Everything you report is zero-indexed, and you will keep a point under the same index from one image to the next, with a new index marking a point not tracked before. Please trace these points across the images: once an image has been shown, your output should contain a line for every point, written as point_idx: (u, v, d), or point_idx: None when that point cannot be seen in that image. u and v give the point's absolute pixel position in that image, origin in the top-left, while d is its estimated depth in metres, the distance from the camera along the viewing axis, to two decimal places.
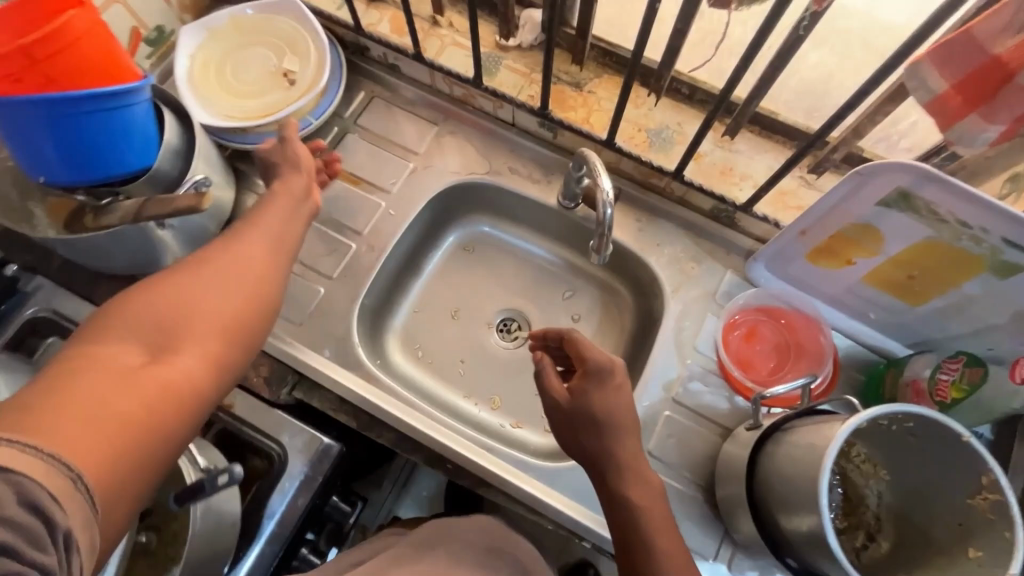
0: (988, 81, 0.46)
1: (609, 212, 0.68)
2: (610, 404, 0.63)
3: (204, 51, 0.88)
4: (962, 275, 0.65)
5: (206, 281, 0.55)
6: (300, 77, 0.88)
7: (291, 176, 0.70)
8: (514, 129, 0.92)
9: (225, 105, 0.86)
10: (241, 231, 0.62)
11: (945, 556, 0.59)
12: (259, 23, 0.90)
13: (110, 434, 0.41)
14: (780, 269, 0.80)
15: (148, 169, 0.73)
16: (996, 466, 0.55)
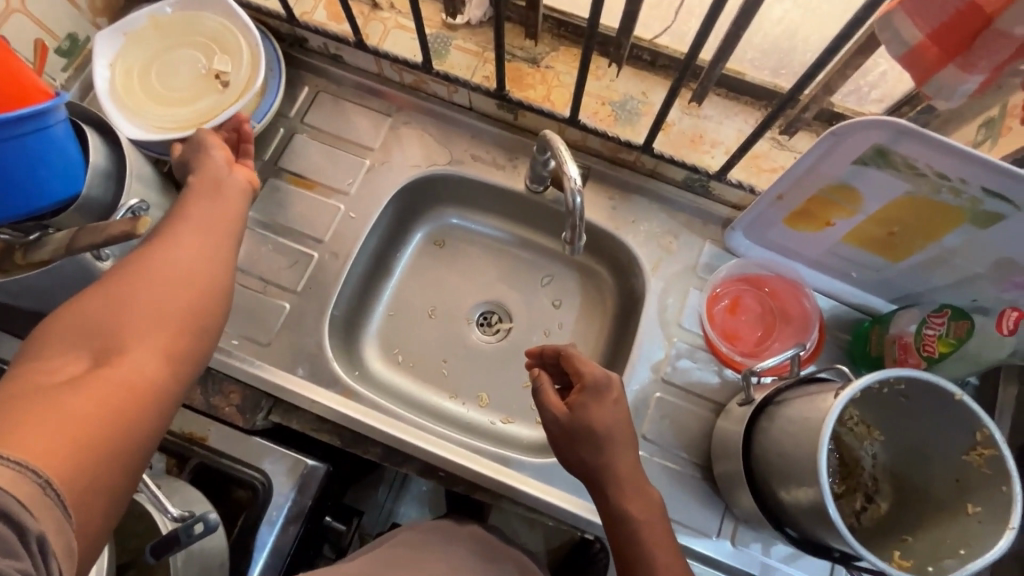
0: (966, 27, 0.44)
1: (579, 199, 0.64)
2: (609, 418, 0.63)
3: (124, 56, 0.80)
4: (942, 228, 0.63)
5: (141, 274, 0.51)
6: (234, 78, 0.80)
7: (209, 158, 0.65)
8: (471, 113, 0.87)
9: (153, 113, 0.78)
10: (174, 219, 0.58)
11: (945, 512, 0.59)
12: (184, 23, 0.82)
13: (64, 436, 0.39)
14: (758, 236, 0.78)
15: (77, 197, 0.66)
16: (990, 421, 0.54)
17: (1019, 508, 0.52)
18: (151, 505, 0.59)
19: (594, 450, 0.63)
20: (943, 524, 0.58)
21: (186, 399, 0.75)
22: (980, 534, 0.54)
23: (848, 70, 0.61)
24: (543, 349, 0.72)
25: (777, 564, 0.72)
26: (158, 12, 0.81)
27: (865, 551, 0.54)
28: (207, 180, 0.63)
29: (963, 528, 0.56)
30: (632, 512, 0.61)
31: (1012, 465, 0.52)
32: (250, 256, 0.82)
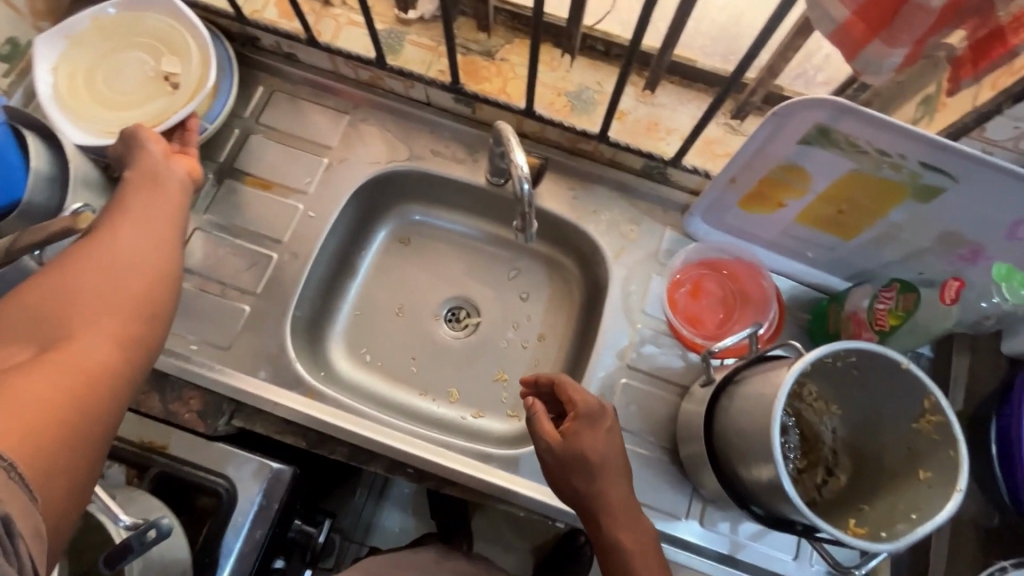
0: (887, 3, 0.44)
1: (527, 187, 0.64)
2: (603, 448, 0.63)
3: (68, 59, 0.78)
4: (887, 205, 0.65)
5: (83, 264, 0.50)
6: (184, 79, 0.78)
7: (145, 150, 0.63)
8: (429, 108, 0.87)
9: (99, 117, 0.76)
10: (111, 212, 0.56)
11: (899, 479, 0.61)
12: (130, 22, 0.80)
13: (20, 417, 0.38)
14: (716, 220, 0.79)
15: (17, 203, 0.65)
16: (936, 389, 0.56)
17: (966, 472, 0.54)
18: (100, 513, 0.58)
19: (588, 479, 0.62)
20: (897, 491, 0.60)
21: (143, 407, 0.74)
22: (930, 498, 0.56)
23: (789, 51, 0.62)
24: (542, 378, 0.70)
25: (746, 543, 0.73)
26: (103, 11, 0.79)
27: (819, 519, 0.55)
28: (143, 171, 0.61)
29: (915, 494, 0.58)
30: (625, 542, 0.61)
31: (958, 431, 0.54)
32: (207, 260, 0.80)
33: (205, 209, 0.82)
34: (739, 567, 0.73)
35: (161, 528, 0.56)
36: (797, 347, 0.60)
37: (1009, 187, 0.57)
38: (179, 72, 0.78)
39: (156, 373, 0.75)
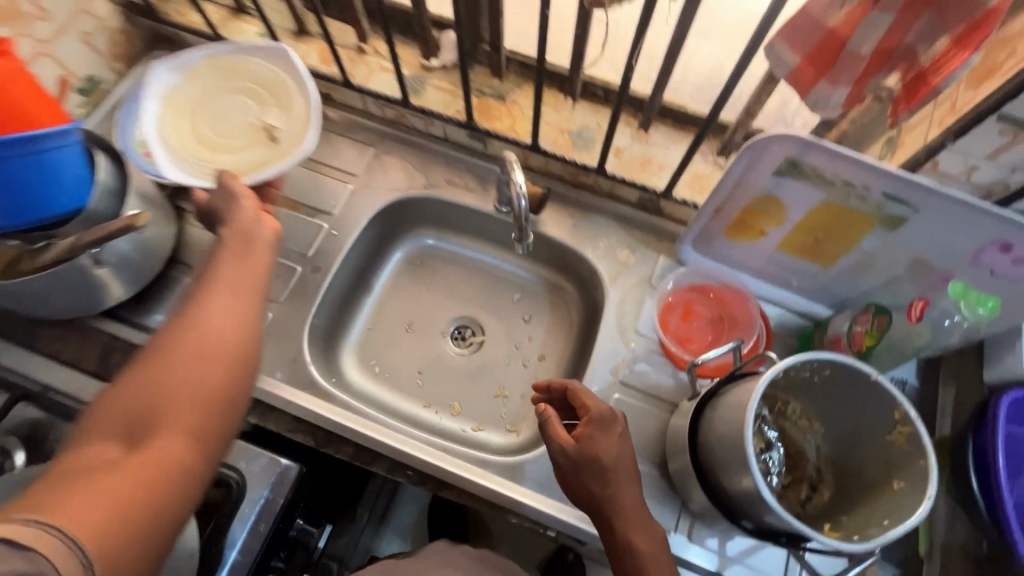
0: (830, 51, 0.50)
1: (523, 204, 0.73)
2: (616, 450, 0.67)
3: (180, 98, 0.88)
4: (859, 232, 0.70)
5: (178, 337, 0.53)
6: (280, 128, 0.87)
7: (239, 211, 0.65)
8: (446, 143, 0.97)
9: (193, 152, 0.85)
10: (204, 281, 0.59)
11: (878, 492, 0.62)
12: (240, 69, 0.89)
13: (100, 515, 0.41)
14: (706, 248, 0.85)
15: (81, 210, 0.73)
16: (905, 400, 0.59)
17: (936, 479, 0.56)
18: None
19: (603, 482, 0.67)
20: (875, 502, 0.62)
21: None
22: (903, 506, 0.58)
23: (762, 96, 0.70)
24: (558, 385, 0.76)
25: (733, 560, 0.74)
26: (219, 58, 0.89)
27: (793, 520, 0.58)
28: (235, 234, 0.63)
29: (891, 503, 0.59)
30: (638, 543, 0.65)
31: (926, 440, 0.57)
32: None
33: None
34: None
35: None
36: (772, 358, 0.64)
37: (965, 216, 0.62)
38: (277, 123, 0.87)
39: None
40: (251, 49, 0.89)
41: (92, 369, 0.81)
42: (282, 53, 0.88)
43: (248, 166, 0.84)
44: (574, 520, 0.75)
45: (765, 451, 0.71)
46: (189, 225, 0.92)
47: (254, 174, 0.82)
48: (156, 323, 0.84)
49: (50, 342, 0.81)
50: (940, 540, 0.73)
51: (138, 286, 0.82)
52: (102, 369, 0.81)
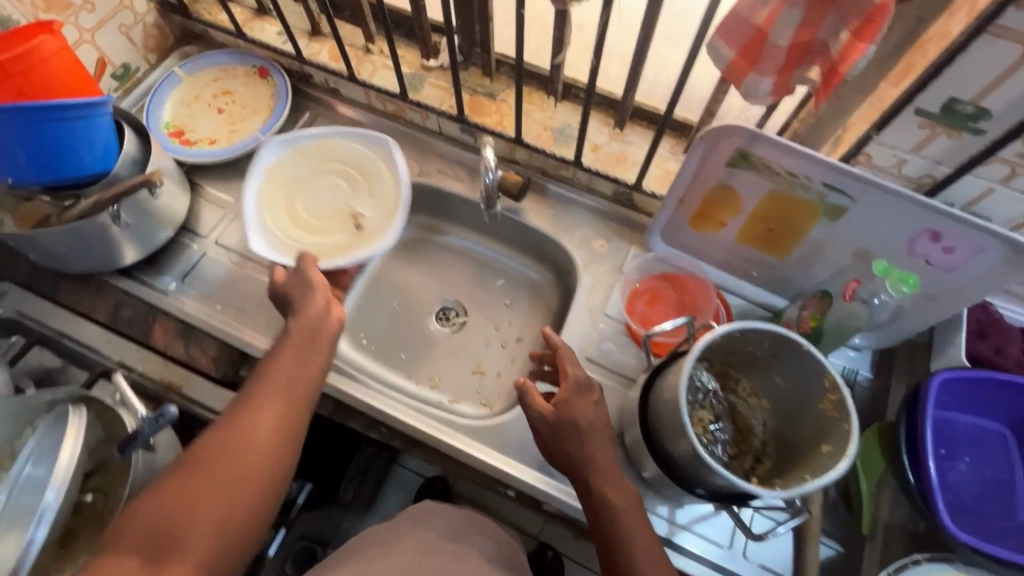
0: (759, 45, 0.56)
1: (491, 177, 0.82)
2: (590, 412, 0.72)
3: (281, 170, 0.92)
4: (807, 222, 0.76)
5: (222, 451, 0.61)
6: (367, 219, 0.90)
7: (310, 302, 0.74)
8: (441, 137, 1.05)
9: (282, 225, 0.88)
10: (255, 393, 0.67)
11: (810, 457, 0.67)
12: (345, 152, 0.94)
13: None
14: (673, 239, 0.91)
15: (106, 174, 0.82)
16: (834, 369, 0.64)
17: (856, 440, 0.60)
18: (121, 407, 0.72)
19: (569, 435, 0.71)
20: (807, 466, 0.66)
21: (170, 351, 0.86)
22: (827, 466, 0.62)
23: (719, 94, 0.77)
24: (555, 341, 0.80)
25: (682, 527, 0.78)
26: (327, 141, 0.94)
27: (725, 472, 0.63)
28: (296, 333, 0.71)
29: (819, 466, 0.64)
30: (613, 499, 0.69)
31: (850, 405, 0.62)
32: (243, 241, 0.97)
33: None
34: (675, 551, 0.77)
35: (169, 415, 0.63)
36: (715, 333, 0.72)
37: (897, 206, 0.68)
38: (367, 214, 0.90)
39: (184, 325, 0.89)
40: (361, 137, 0.93)
41: (104, 321, 0.88)
42: (389, 147, 0.92)
43: (328, 251, 0.87)
44: (537, 481, 0.80)
45: (713, 424, 0.76)
46: (201, 200, 1.00)
47: (332, 260, 0.84)
48: (165, 285, 0.92)
49: (68, 294, 0.90)
50: (883, 521, 0.76)
51: (148, 248, 0.90)
52: (112, 321, 0.88)
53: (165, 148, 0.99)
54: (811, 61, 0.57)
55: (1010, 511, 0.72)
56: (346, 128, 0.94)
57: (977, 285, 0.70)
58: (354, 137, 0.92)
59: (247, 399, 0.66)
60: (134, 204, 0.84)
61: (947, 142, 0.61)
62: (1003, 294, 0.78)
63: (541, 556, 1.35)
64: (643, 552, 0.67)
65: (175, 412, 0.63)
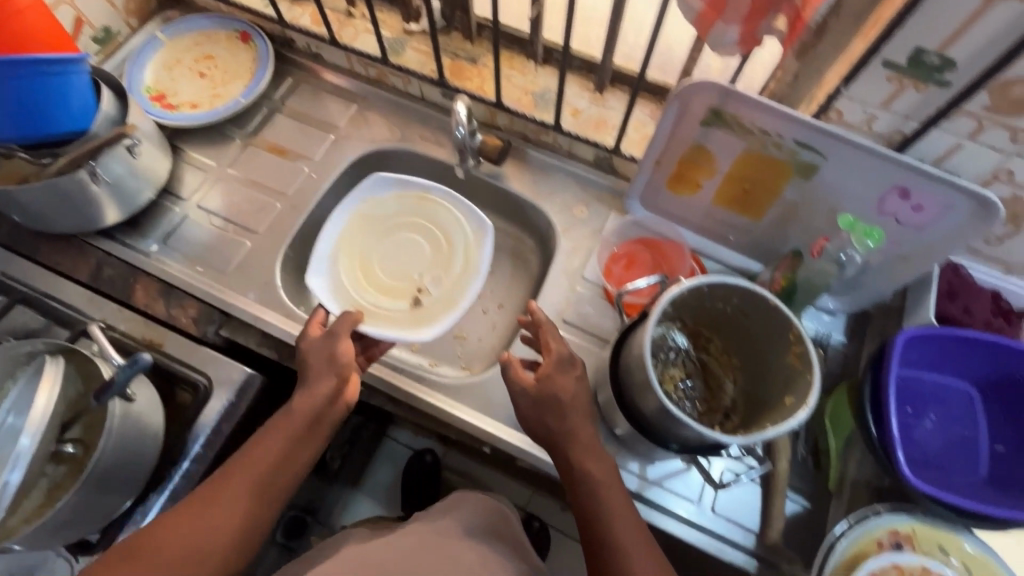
0: None
1: (461, 132, 0.85)
2: (572, 387, 0.73)
3: (375, 215, 0.96)
4: (781, 182, 0.76)
5: (193, 531, 0.66)
6: (427, 299, 0.93)
7: (321, 383, 0.74)
8: (423, 102, 1.05)
9: (352, 271, 0.93)
10: (238, 473, 0.69)
11: (774, 410, 0.68)
12: (441, 213, 0.96)
13: None
14: (651, 203, 0.92)
15: (83, 133, 0.82)
16: (799, 322, 0.65)
17: (817, 389, 0.61)
18: (97, 358, 0.72)
19: (544, 393, 0.72)
20: (771, 418, 0.67)
21: (150, 310, 0.87)
22: (787, 416, 0.63)
23: (695, 53, 0.77)
24: (540, 317, 0.78)
25: (652, 483, 0.79)
26: (430, 198, 0.96)
27: (692, 423, 0.63)
28: (297, 417, 0.73)
29: (781, 417, 0.65)
30: (595, 473, 0.70)
31: (813, 356, 0.63)
32: (224, 204, 0.97)
33: (228, 164, 1.01)
34: (646, 505, 0.78)
35: (142, 361, 0.66)
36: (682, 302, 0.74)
37: (867, 162, 0.68)
38: (429, 297, 0.93)
39: (166, 286, 0.89)
40: (465, 211, 0.95)
41: (85, 281, 0.89)
42: (485, 232, 0.94)
43: (380, 315, 0.90)
44: (512, 438, 0.82)
45: (684, 381, 0.77)
46: (183, 164, 1.01)
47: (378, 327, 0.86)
48: (147, 246, 0.93)
49: (51, 254, 0.91)
50: (850, 478, 0.78)
51: (129, 209, 0.90)
52: (93, 281, 0.89)
53: (146, 110, 0.99)
54: (779, 9, 0.58)
55: (972, 465, 0.73)
56: (451, 191, 0.96)
57: (945, 242, 0.71)
58: (455, 207, 0.94)
59: (230, 480, 0.69)
60: (113, 161, 0.84)
61: (914, 96, 0.62)
62: (974, 256, 0.79)
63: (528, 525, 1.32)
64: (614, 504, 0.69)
65: (149, 358, 0.66)
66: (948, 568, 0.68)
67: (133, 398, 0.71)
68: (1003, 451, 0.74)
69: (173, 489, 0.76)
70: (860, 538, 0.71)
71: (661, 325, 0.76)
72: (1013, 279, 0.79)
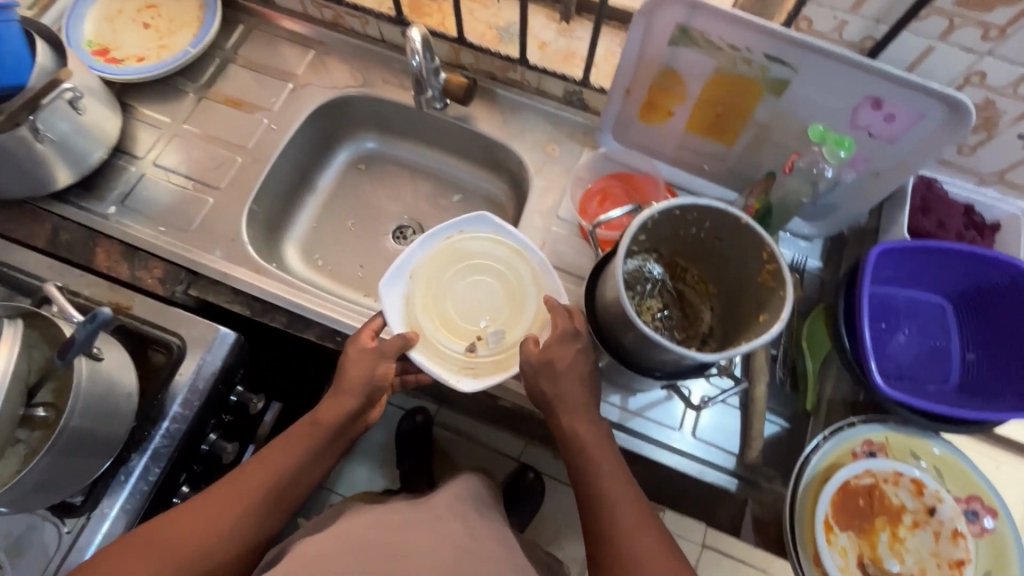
0: None
1: (417, 60, 0.82)
2: (568, 355, 0.68)
3: (466, 249, 0.80)
4: (752, 101, 0.74)
5: (203, 526, 0.63)
6: (480, 347, 0.77)
7: (345, 399, 0.72)
8: (383, 44, 1.00)
9: (427, 297, 0.78)
10: (264, 457, 0.70)
11: (750, 331, 0.68)
12: (528, 262, 0.80)
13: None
14: (623, 135, 0.89)
15: (22, 88, 0.75)
16: (770, 239, 0.64)
17: (789, 304, 0.61)
18: (58, 318, 0.70)
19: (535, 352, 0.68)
20: (748, 338, 0.67)
21: (115, 272, 0.84)
22: (761, 333, 0.63)
23: None
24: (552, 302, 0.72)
25: (635, 413, 0.79)
26: (524, 254, 0.80)
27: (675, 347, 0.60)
28: (323, 428, 0.72)
29: (756, 336, 0.65)
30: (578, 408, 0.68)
31: (785, 272, 0.62)
32: (183, 161, 0.93)
33: (183, 120, 0.96)
34: (632, 437, 0.78)
35: (103, 317, 0.64)
36: (656, 234, 0.72)
37: (839, 72, 0.66)
38: (485, 351, 0.77)
39: (128, 247, 0.86)
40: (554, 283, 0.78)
41: (42, 246, 0.85)
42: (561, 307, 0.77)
43: (432, 348, 0.75)
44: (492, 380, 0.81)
45: (661, 311, 0.77)
46: (135, 120, 0.96)
47: (421, 360, 0.73)
48: (104, 209, 0.89)
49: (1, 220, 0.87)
50: (826, 397, 0.79)
51: (80, 168, 0.86)
52: (51, 246, 0.85)
53: (89, 65, 0.92)
54: None
55: (944, 374, 0.76)
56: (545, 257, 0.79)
57: (920, 152, 0.70)
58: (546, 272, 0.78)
59: (252, 469, 0.69)
60: (56, 118, 0.79)
61: None
62: (947, 167, 0.78)
63: (521, 477, 1.30)
64: (610, 477, 0.65)
65: (109, 312, 0.64)
66: (917, 470, 0.73)
67: (101, 358, 0.69)
68: (974, 358, 0.76)
69: (155, 449, 0.76)
70: (834, 451, 0.74)
71: (637, 257, 0.74)
72: (987, 190, 0.79)
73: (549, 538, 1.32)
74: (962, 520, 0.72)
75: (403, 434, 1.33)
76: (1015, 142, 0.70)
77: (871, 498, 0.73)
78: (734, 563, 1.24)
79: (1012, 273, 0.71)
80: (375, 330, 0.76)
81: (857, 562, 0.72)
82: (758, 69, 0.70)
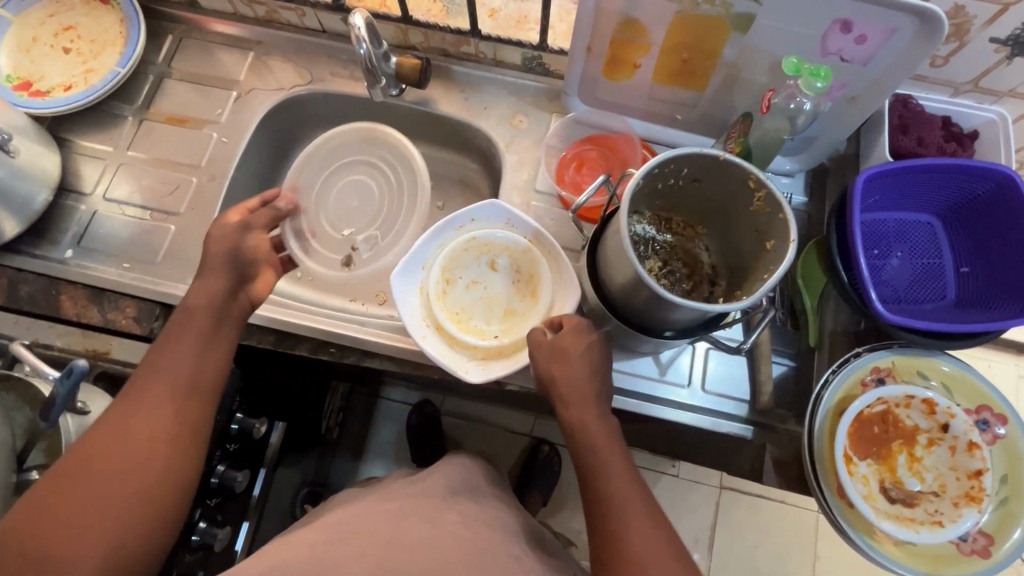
0: None
1: (365, 48, 0.79)
2: (579, 347, 0.65)
3: (476, 238, 0.78)
4: (719, 42, 0.71)
5: (123, 418, 0.58)
6: (458, 299, 0.78)
7: (209, 281, 0.66)
8: (325, 35, 0.95)
9: (313, 215, 0.88)
10: (161, 343, 0.63)
11: (760, 260, 0.66)
12: (404, 162, 0.89)
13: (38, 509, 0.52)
14: (590, 96, 0.86)
15: None
16: (754, 166, 0.62)
17: (793, 220, 0.59)
18: (33, 375, 0.66)
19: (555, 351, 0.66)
20: (762, 268, 0.65)
21: (85, 319, 0.78)
22: (778, 261, 0.61)
23: None
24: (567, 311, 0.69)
25: (642, 376, 0.78)
26: (536, 241, 0.77)
27: (689, 301, 0.57)
28: (201, 312, 0.65)
29: (771, 263, 0.64)
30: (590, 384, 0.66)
31: (780, 195, 0.60)
32: (134, 189, 0.88)
33: (127, 147, 0.90)
34: (644, 401, 0.77)
35: (80, 369, 0.60)
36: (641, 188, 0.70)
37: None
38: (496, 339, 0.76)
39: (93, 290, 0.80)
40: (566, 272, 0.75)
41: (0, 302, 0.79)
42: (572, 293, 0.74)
43: (445, 338, 0.75)
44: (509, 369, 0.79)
45: (662, 269, 0.75)
46: (75, 154, 0.89)
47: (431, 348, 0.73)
48: (61, 253, 0.84)
49: None
50: (828, 328, 0.79)
51: (24, 214, 0.80)
52: (11, 301, 0.79)
53: (14, 103, 0.86)
54: None
55: (940, 292, 0.76)
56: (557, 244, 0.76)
57: (897, 69, 0.68)
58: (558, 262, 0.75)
59: (158, 361, 0.62)
60: None
61: None
62: (921, 83, 0.77)
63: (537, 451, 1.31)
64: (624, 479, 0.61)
65: (85, 363, 0.59)
66: (928, 390, 0.74)
67: (88, 411, 0.67)
68: (968, 271, 0.76)
69: None
70: (846, 382, 0.74)
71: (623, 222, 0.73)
72: (962, 100, 0.78)
73: (572, 504, 1.35)
74: (975, 431, 0.74)
75: (412, 432, 1.31)
76: (988, 46, 0.69)
77: (885, 423, 0.75)
78: (753, 499, 1.27)
79: (997, 181, 0.70)
80: (249, 208, 0.73)
81: (880, 487, 0.73)
82: (724, 8, 0.67)
